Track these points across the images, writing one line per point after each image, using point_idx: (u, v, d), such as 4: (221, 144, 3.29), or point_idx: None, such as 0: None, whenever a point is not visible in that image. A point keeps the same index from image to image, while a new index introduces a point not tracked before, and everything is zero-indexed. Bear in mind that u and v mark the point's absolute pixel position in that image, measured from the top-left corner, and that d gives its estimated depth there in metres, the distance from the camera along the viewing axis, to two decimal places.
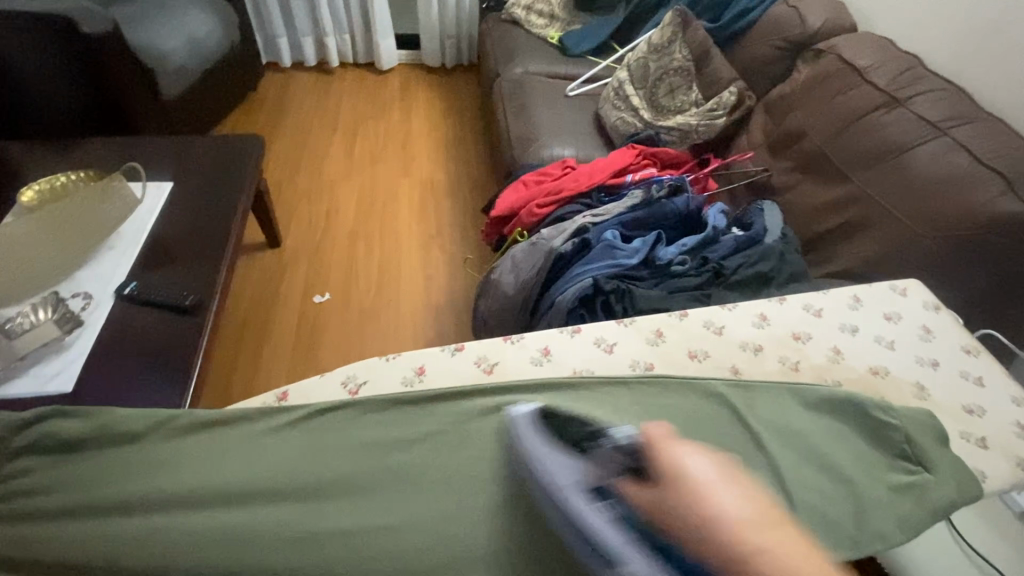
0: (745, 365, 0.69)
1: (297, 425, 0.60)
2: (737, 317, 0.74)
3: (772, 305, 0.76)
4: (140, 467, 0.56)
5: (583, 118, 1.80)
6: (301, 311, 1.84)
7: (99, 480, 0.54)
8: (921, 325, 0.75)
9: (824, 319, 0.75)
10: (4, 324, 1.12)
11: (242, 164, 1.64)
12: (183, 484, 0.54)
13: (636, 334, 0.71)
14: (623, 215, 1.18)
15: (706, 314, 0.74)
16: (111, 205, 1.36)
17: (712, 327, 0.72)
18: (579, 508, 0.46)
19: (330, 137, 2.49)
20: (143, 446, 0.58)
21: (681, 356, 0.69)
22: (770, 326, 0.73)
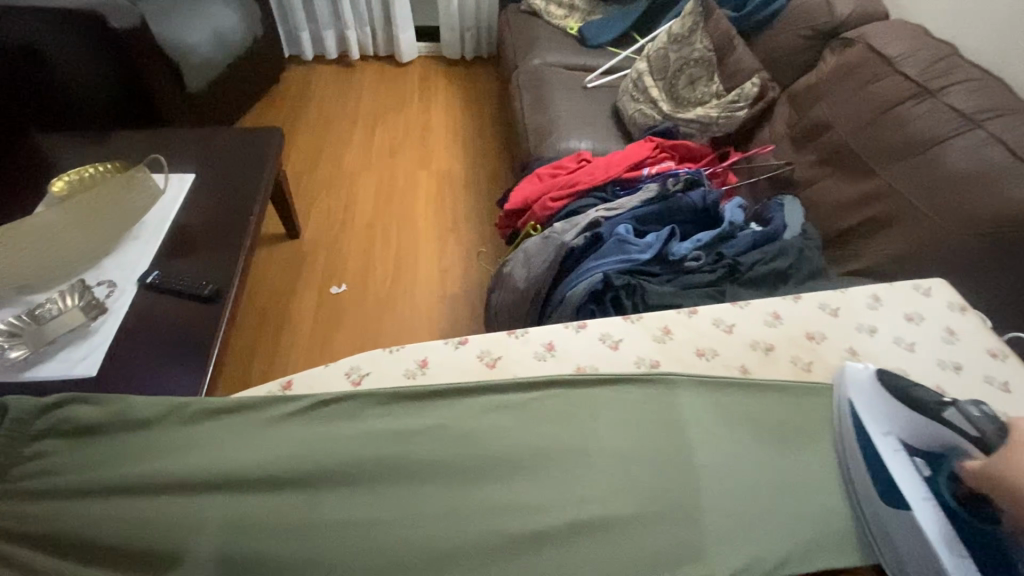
0: (755, 365, 0.67)
1: (296, 416, 0.60)
2: (748, 315, 0.71)
3: (786, 302, 0.73)
4: (148, 449, 0.57)
5: (601, 109, 1.78)
6: (319, 301, 1.87)
7: (112, 464, 0.56)
8: (944, 327, 0.72)
9: (841, 317, 0.72)
10: (34, 310, 1.16)
11: (262, 157, 1.67)
12: (187, 470, 0.55)
13: (643, 331, 0.69)
14: (637, 210, 1.16)
15: (717, 312, 0.72)
16: (136, 197, 1.38)
17: (721, 325, 0.70)
18: (897, 461, 0.54)
19: (350, 129, 2.51)
20: (152, 431, 0.59)
21: (689, 354, 0.67)
22: (783, 325, 0.71)
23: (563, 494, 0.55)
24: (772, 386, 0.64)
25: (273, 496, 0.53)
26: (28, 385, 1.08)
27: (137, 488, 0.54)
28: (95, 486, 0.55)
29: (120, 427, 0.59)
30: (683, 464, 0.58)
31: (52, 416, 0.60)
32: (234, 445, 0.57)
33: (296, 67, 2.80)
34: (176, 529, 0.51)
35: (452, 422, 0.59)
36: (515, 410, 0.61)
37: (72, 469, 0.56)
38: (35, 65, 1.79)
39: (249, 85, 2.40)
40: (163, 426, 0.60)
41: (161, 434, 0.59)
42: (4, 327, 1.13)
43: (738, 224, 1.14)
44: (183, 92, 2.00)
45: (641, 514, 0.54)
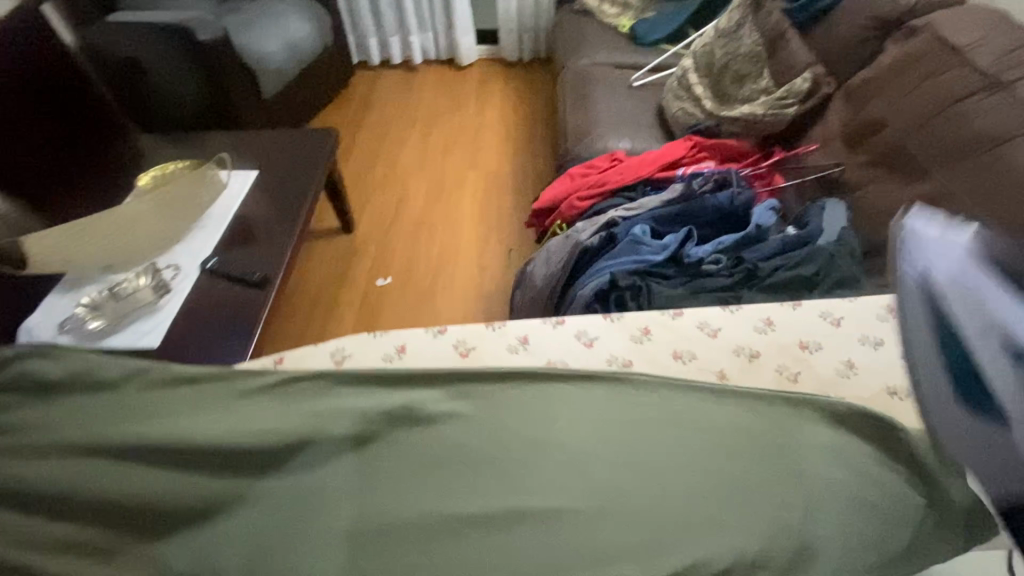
0: (734, 371, 0.65)
1: (272, 389, 0.62)
2: (737, 320, 0.69)
3: (784, 308, 0.69)
4: (114, 413, 0.57)
5: (644, 109, 1.74)
6: (365, 292, 1.98)
7: (86, 422, 0.56)
8: None
9: (844, 326, 0.67)
10: (114, 287, 1.33)
11: (318, 156, 1.80)
12: (164, 430, 0.55)
13: (621, 331, 0.70)
14: (658, 210, 1.13)
15: (702, 314, 0.70)
16: (204, 193, 1.54)
17: (705, 328, 0.69)
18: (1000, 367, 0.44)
19: (407, 130, 2.63)
20: (122, 394, 0.60)
21: (664, 356, 0.67)
22: (774, 332, 0.67)
23: (507, 488, 0.55)
24: (746, 396, 0.61)
25: (235, 467, 0.54)
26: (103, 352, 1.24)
27: (96, 448, 0.54)
28: (52, 444, 0.54)
29: (102, 388, 0.60)
30: (637, 468, 0.56)
31: (31, 369, 0.60)
32: (208, 411, 0.58)
33: (363, 72, 2.97)
34: (134, 490, 0.51)
35: (412, 404, 0.61)
36: (477, 400, 0.62)
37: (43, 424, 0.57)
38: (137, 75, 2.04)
39: (319, 89, 2.58)
40: (133, 391, 0.60)
41: (132, 399, 0.59)
42: (88, 301, 1.30)
43: (767, 228, 1.08)
44: (259, 97, 2.19)
45: (581, 516, 0.53)
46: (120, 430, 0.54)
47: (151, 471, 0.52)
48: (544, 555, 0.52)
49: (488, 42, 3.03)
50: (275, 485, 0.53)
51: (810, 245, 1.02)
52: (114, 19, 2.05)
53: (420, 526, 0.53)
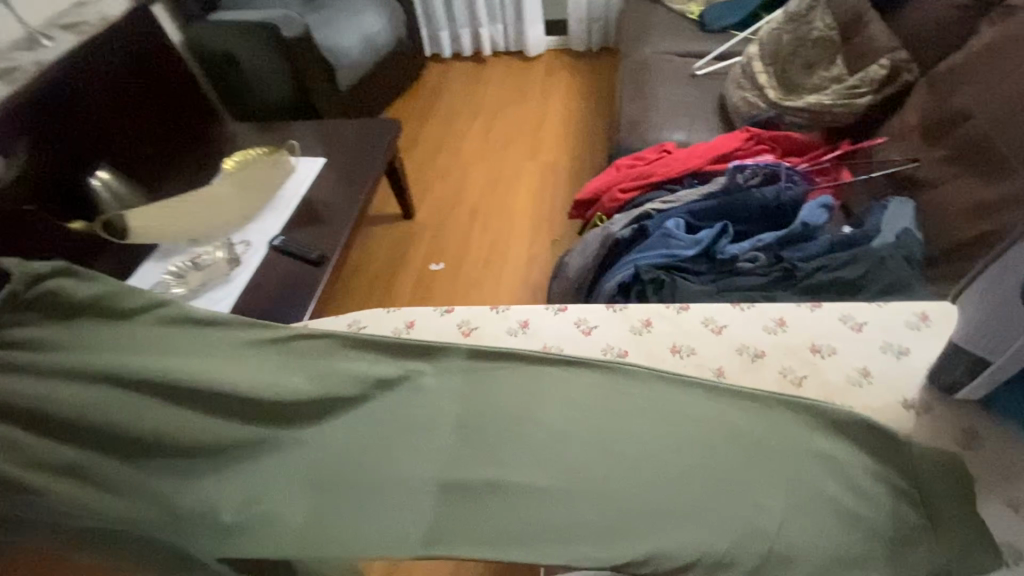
0: (737, 368, 0.67)
1: (280, 345, 0.63)
2: (747, 319, 0.71)
3: (801, 311, 0.72)
4: (129, 345, 0.55)
5: (704, 99, 1.67)
6: (419, 276, 2.07)
7: (101, 347, 0.54)
8: None
9: (863, 333, 0.70)
10: (196, 258, 1.51)
11: (382, 145, 1.90)
12: (185, 369, 0.55)
13: (624, 320, 0.72)
14: (697, 204, 1.09)
15: (711, 311, 0.72)
16: (278, 175, 1.71)
17: (711, 324, 0.71)
18: None
19: (471, 120, 2.68)
20: (135, 326, 0.58)
21: (663, 349, 0.69)
22: (785, 333, 0.70)
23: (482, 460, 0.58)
24: (739, 397, 0.60)
25: (256, 419, 0.56)
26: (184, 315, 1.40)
27: (110, 380, 0.52)
28: (60, 368, 0.51)
29: (113, 314, 0.57)
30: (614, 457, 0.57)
31: (37, 280, 0.53)
32: (223, 357, 0.59)
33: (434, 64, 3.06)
34: (158, 427, 0.52)
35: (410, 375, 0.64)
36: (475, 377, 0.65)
37: (42, 352, 0.52)
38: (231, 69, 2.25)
39: (390, 80, 2.69)
40: (140, 329, 0.58)
41: (139, 337, 0.57)
42: (174, 270, 1.48)
43: (818, 225, 1.01)
44: (336, 89, 2.33)
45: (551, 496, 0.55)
46: (139, 365, 0.53)
47: (181, 412, 0.54)
48: (510, 526, 0.54)
49: (557, 32, 3.02)
50: (278, 441, 0.57)
51: (860, 248, 0.95)
52: (214, 18, 2.26)
53: (402, 487, 0.56)
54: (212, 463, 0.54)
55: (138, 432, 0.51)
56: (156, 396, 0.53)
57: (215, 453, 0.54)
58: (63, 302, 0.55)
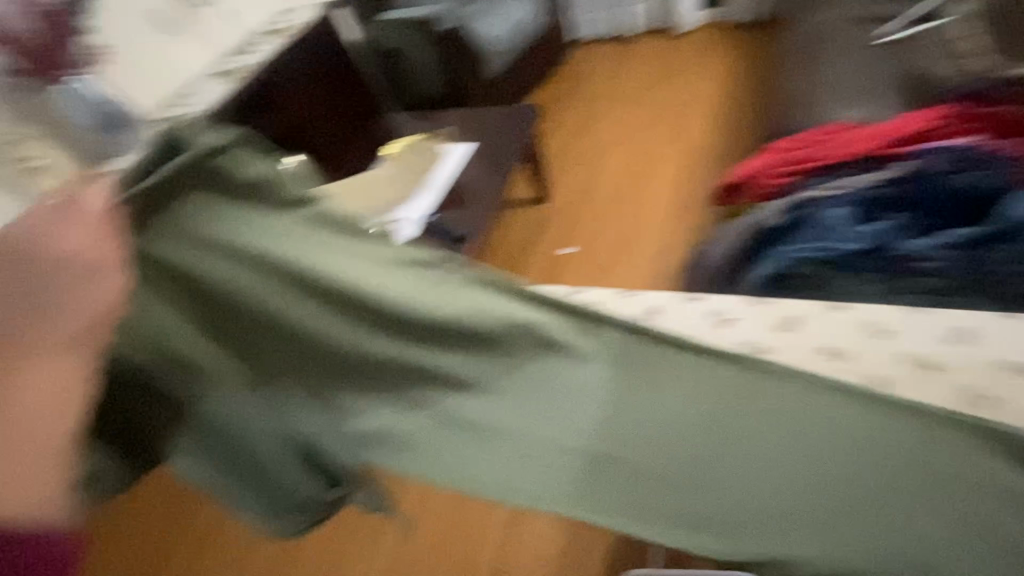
0: (902, 379, 0.60)
1: (443, 275, 0.59)
2: (919, 324, 0.63)
3: (995, 320, 0.61)
4: (304, 248, 0.58)
5: (888, 71, 1.44)
6: (550, 259, 2.10)
7: (270, 246, 0.58)
8: None
9: None
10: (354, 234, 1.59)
11: (525, 131, 1.97)
12: (349, 284, 0.57)
13: (764, 316, 0.68)
14: (872, 190, 0.95)
15: (872, 314, 0.65)
16: (427, 160, 1.81)
17: (874, 329, 0.63)
18: None
19: (611, 102, 2.62)
20: (304, 227, 0.59)
21: (809, 349, 0.64)
22: (971, 344, 0.60)
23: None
24: (910, 411, 0.53)
25: (413, 344, 0.58)
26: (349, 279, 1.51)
27: (288, 284, 0.58)
28: (246, 263, 0.58)
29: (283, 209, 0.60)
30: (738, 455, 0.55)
31: (204, 160, 0.59)
32: (385, 275, 0.58)
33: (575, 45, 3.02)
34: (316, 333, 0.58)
35: (534, 322, 0.57)
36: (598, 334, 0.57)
37: (222, 232, 0.58)
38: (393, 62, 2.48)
39: (535, 66, 2.73)
40: (302, 226, 0.59)
41: (290, 228, 0.59)
42: None
43: None
44: (482, 76, 2.45)
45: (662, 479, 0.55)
46: (295, 260, 0.58)
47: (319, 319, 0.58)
48: (625, 502, 0.54)
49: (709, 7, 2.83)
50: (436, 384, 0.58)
51: None
52: (382, 16, 2.48)
53: (521, 447, 0.55)
54: (344, 376, 0.58)
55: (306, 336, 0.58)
56: (301, 296, 0.58)
57: (346, 366, 0.58)
58: (229, 180, 0.59)
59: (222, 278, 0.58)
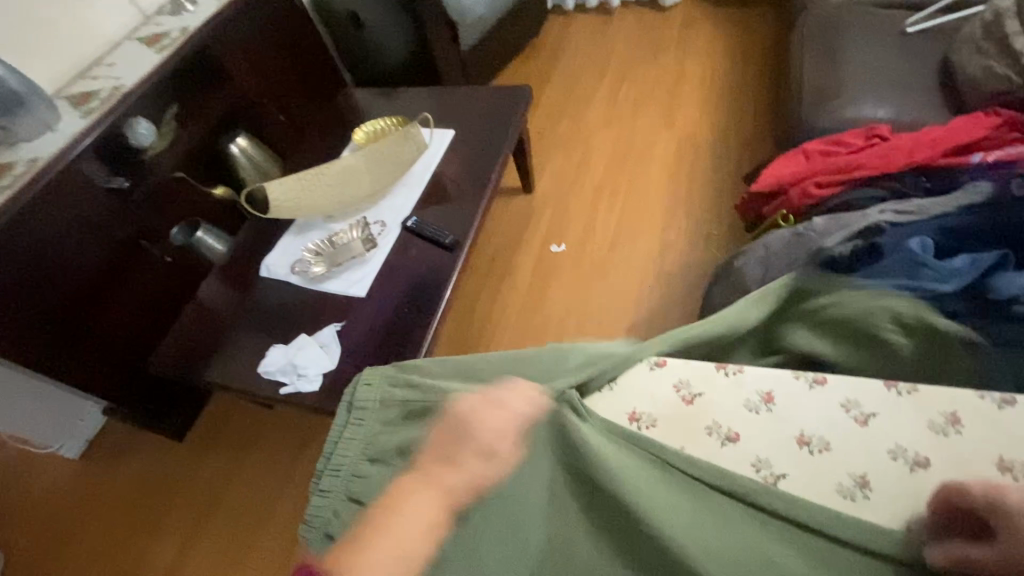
0: (797, 395, 0.76)
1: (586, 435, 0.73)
2: (868, 384, 0.75)
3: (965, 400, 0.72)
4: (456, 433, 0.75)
5: (897, 59, 1.36)
6: (539, 258, 1.85)
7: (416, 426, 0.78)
8: None
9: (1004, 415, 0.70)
10: (333, 238, 1.54)
11: (507, 115, 1.72)
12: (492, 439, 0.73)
13: (736, 394, 0.78)
14: (948, 218, 0.92)
15: (852, 390, 0.75)
16: (408, 149, 1.61)
17: (814, 379, 0.77)
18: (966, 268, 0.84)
19: (600, 82, 2.28)
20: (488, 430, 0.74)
21: (743, 412, 0.76)
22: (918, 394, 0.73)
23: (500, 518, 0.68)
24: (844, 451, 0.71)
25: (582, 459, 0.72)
26: (325, 294, 1.46)
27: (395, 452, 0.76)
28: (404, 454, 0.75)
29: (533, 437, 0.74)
30: (664, 517, 0.67)
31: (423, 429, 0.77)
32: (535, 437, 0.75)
33: (576, 34, 2.48)
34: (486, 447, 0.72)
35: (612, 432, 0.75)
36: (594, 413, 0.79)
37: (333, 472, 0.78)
38: (351, 47, 2.06)
39: (522, 31, 2.36)
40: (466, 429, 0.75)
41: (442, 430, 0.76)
42: (314, 248, 1.53)
43: None
44: (458, 50, 2.07)
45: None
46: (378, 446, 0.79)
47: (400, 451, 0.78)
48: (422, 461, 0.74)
49: None
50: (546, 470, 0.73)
51: None
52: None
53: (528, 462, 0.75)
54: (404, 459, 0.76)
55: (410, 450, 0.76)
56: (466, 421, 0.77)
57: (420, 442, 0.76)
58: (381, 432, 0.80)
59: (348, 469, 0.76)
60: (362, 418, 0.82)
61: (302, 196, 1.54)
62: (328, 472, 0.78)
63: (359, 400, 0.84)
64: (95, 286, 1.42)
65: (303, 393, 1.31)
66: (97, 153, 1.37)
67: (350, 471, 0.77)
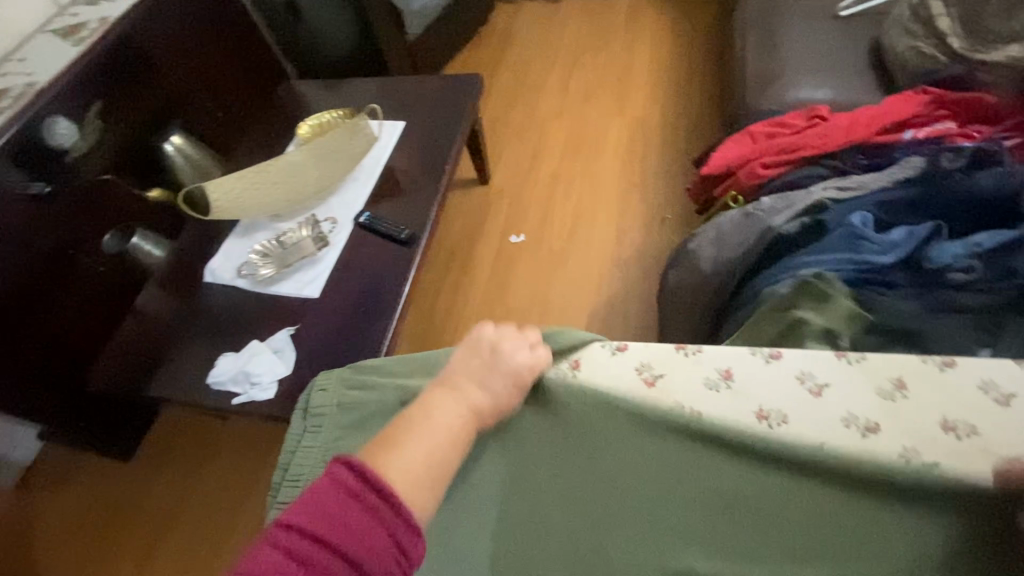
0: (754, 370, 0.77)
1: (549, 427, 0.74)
2: (818, 354, 0.77)
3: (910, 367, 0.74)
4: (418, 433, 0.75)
5: (833, 42, 1.41)
6: (498, 250, 1.84)
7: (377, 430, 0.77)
8: (981, 380, 0.72)
9: (943, 374, 0.73)
10: (281, 237, 1.47)
11: (458, 105, 1.69)
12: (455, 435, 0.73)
13: (698, 372, 0.79)
14: (886, 193, 0.96)
15: (805, 362, 0.76)
16: (357, 143, 1.54)
17: (768, 354, 0.78)
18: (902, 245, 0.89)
19: (550, 70, 2.28)
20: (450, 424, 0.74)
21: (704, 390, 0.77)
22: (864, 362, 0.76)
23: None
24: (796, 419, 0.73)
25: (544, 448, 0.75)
26: (275, 297, 1.39)
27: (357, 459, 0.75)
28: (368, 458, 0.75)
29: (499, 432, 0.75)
30: None
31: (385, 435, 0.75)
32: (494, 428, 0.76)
33: (525, 22, 2.46)
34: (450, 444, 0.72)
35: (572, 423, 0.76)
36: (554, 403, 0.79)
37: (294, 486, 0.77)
38: (290, 36, 1.97)
39: (470, 19, 2.32)
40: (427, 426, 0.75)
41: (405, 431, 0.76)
42: (261, 249, 1.46)
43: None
44: (404, 38, 2.01)
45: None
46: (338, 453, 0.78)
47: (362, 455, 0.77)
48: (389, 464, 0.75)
49: None
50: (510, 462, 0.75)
51: None
52: None
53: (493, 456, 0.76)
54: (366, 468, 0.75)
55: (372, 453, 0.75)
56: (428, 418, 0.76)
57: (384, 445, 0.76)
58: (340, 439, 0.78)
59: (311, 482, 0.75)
60: (321, 427, 0.81)
61: (244, 196, 1.46)
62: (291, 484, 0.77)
63: (315, 406, 0.83)
64: (17, 301, 1.29)
65: (257, 402, 1.25)
66: (10, 155, 1.24)
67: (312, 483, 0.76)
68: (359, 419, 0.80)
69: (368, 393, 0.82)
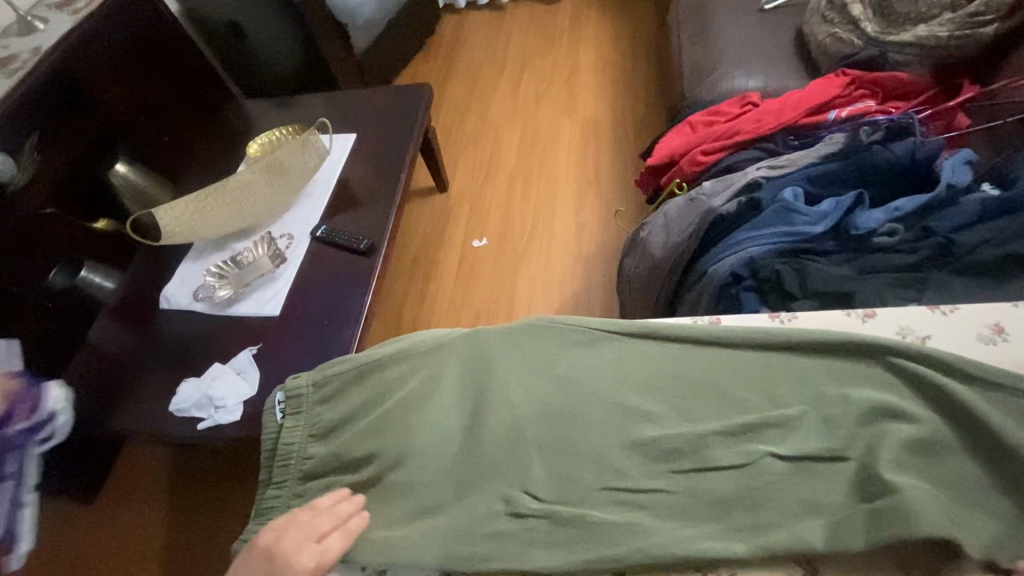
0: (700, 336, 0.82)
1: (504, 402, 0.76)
2: (761, 320, 0.82)
3: (842, 318, 0.80)
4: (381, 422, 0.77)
5: (761, 34, 1.49)
6: (462, 254, 1.85)
7: (346, 422, 0.80)
8: (900, 324, 0.78)
9: (872, 322, 0.79)
10: (237, 257, 1.46)
11: (409, 114, 1.70)
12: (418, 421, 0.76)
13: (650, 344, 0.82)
14: (813, 168, 1.02)
15: (745, 325, 0.82)
16: (310, 157, 1.53)
17: (712, 321, 0.83)
18: (834, 215, 0.94)
19: (499, 76, 2.32)
20: (413, 411, 0.77)
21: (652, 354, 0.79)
22: (799, 321, 0.81)
23: (442, 495, 0.71)
24: (745, 367, 0.76)
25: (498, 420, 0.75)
26: (235, 317, 1.37)
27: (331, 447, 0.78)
28: (340, 447, 0.78)
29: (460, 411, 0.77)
30: (593, 463, 0.71)
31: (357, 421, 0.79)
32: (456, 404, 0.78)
33: (472, 32, 2.50)
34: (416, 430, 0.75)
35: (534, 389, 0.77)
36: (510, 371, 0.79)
37: (272, 480, 0.79)
38: (233, 57, 1.95)
39: (416, 31, 2.35)
40: (392, 410, 0.77)
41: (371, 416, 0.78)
42: (217, 271, 1.44)
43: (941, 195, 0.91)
44: (351, 51, 2.01)
45: (540, 548, 0.66)
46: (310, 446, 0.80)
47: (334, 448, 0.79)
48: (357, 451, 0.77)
49: None
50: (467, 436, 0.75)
51: (957, 202, 0.91)
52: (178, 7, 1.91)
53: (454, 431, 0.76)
54: (338, 458, 0.77)
55: (344, 445, 0.77)
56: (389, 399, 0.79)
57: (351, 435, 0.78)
58: (317, 427, 0.81)
59: (295, 474, 0.79)
60: (299, 408, 0.83)
61: (194, 219, 1.42)
62: (277, 467, 0.80)
63: (289, 393, 0.84)
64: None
65: (223, 424, 1.22)
66: None
67: (290, 480, 0.79)
68: (336, 394, 0.83)
69: (343, 370, 0.84)
